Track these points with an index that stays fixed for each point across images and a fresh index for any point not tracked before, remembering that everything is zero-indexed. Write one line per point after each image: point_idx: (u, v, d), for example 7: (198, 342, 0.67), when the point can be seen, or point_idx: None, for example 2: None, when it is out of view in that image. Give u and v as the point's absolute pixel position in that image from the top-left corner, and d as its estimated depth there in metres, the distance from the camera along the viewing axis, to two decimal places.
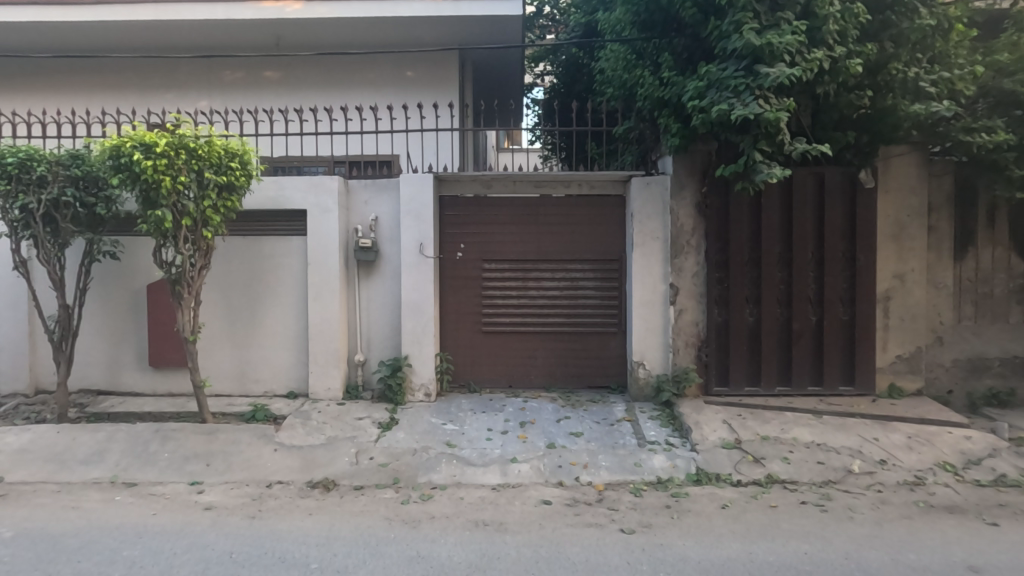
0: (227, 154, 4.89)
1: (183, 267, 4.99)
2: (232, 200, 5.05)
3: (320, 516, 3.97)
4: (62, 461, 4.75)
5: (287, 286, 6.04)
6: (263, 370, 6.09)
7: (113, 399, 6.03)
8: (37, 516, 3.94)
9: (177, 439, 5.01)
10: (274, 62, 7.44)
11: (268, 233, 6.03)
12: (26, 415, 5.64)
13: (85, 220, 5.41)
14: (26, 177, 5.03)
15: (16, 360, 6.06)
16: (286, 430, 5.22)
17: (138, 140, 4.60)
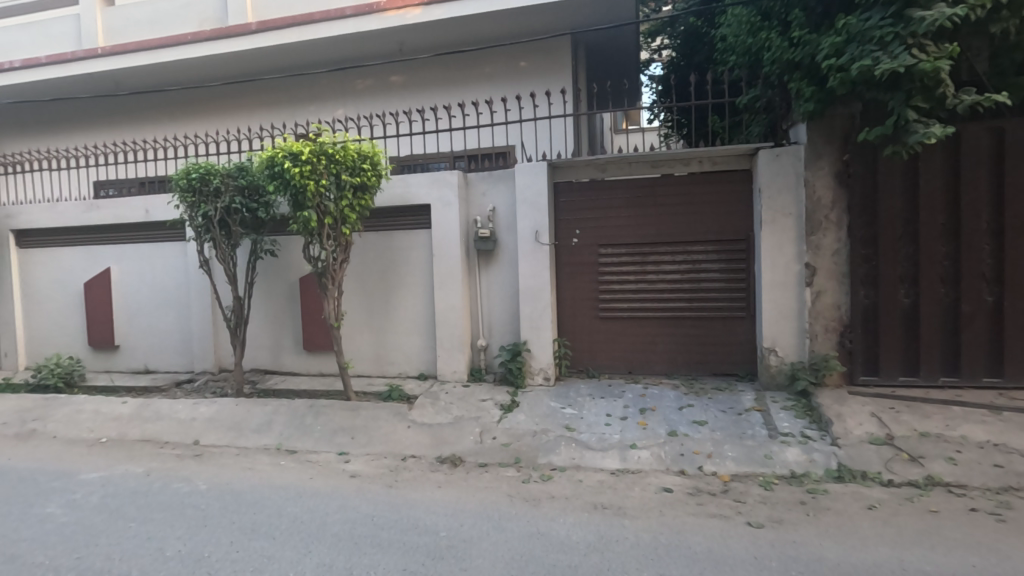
0: (360, 157, 5.39)
1: (327, 261, 5.60)
2: (365, 199, 5.55)
3: (449, 489, 4.27)
4: (240, 429, 5.60)
5: (416, 276, 6.51)
6: (397, 353, 6.63)
7: (277, 377, 6.95)
8: (224, 473, 4.71)
9: (327, 414, 5.67)
10: (399, 67, 7.96)
11: (398, 228, 6.52)
12: (214, 390, 6.71)
13: (250, 223, 6.26)
14: (205, 188, 5.93)
15: (205, 344, 7.23)
16: (418, 408, 5.66)
17: (287, 151, 5.18)
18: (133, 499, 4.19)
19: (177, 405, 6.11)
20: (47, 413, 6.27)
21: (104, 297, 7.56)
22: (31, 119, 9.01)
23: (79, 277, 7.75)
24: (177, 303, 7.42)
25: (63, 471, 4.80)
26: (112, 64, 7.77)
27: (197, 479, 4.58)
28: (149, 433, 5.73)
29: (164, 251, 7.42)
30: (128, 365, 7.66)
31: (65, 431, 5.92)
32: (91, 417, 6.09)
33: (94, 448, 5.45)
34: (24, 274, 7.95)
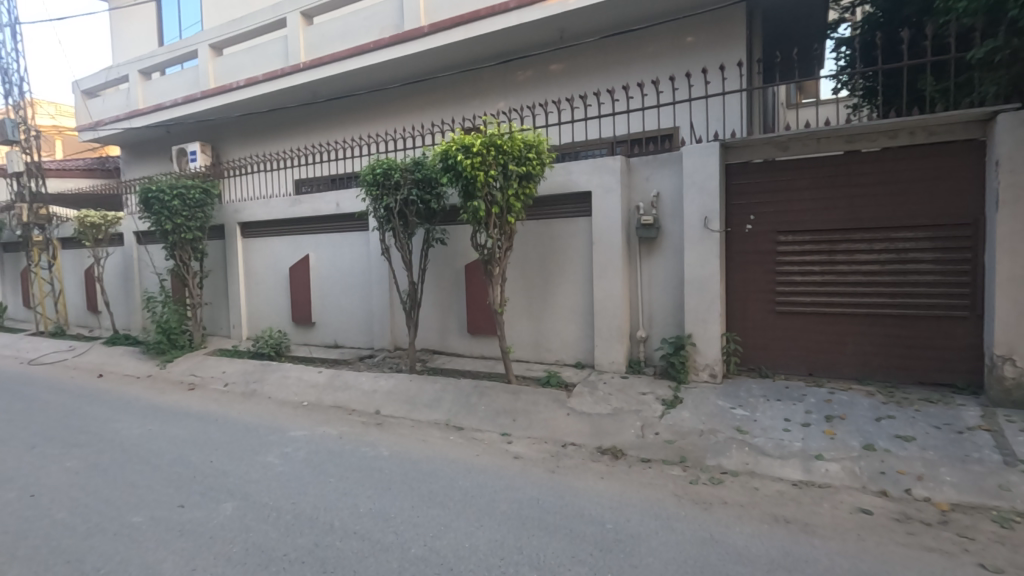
0: (526, 146, 5.49)
1: (493, 249, 5.83)
2: (530, 187, 5.66)
3: (612, 481, 4.20)
4: (414, 403, 6.10)
5: (575, 264, 6.49)
6: (555, 340, 6.70)
7: (444, 357, 7.45)
8: (402, 442, 5.16)
9: (490, 395, 5.92)
10: (559, 55, 7.96)
11: (558, 216, 6.55)
12: (390, 365, 7.40)
13: (424, 214, 6.74)
14: (387, 182, 6.50)
15: (383, 323, 8.01)
16: (576, 396, 5.67)
17: (459, 144, 5.44)
18: (331, 457, 4.77)
19: (361, 377, 6.85)
20: (264, 377, 7.44)
21: (305, 280, 8.73)
22: (251, 129, 10.68)
23: (286, 262, 9.05)
24: (361, 286, 8.31)
25: (278, 428, 5.64)
26: (312, 75, 8.87)
27: (380, 446, 5.08)
28: (340, 400, 6.50)
29: (351, 240, 8.34)
30: (322, 339, 8.78)
31: (277, 393, 6.97)
32: (296, 383, 7.08)
33: (299, 410, 6.33)
34: (246, 259, 9.49)
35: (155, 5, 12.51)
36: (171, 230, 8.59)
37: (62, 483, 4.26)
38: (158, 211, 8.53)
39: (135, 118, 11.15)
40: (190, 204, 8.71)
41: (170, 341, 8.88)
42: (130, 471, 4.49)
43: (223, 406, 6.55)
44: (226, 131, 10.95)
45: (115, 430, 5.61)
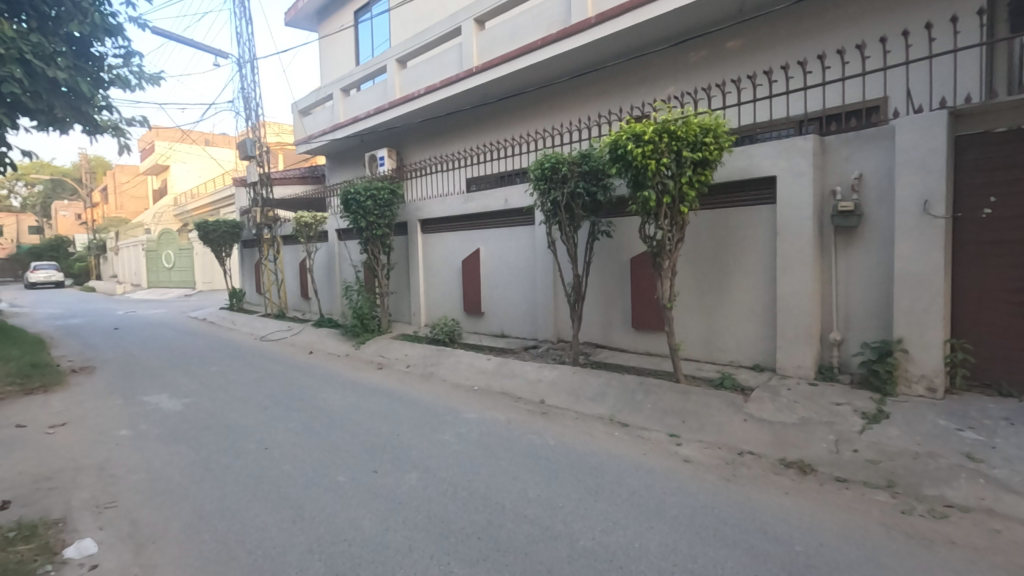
0: (702, 130, 5.16)
1: (662, 240, 5.59)
2: (706, 174, 5.31)
3: (799, 498, 3.76)
4: (578, 396, 6.13)
5: (755, 256, 5.96)
6: (729, 340, 6.22)
7: (607, 351, 7.37)
8: (567, 433, 5.21)
9: (657, 394, 5.70)
10: (738, 30, 7.32)
11: (737, 205, 6.06)
12: (554, 356, 7.53)
13: (590, 206, 6.72)
14: (555, 176, 6.59)
15: (547, 315, 8.20)
16: (755, 402, 5.19)
17: (629, 133, 5.30)
18: (501, 441, 5.00)
19: (527, 367, 7.07)
20: (440, 361, 8.09)
21: (475, 272, 9.28)
22: (430, 133, 11.62)
23: (459, 256, 9.70)
24: (527, 278, 8.58)
25: (452, 409, 6.08)
26: (484, 78, 9.35)
27: (546, 434, 5.19)
28: (507, 387, 6.79)
29: (519, 233, 8.65)
30: (490, 329, 9.27)
31: (451, 376, 7.53)
32: (467, 368, 7.57)
33: (471, 394, 6.76)
34: (425, 253, 10.39)
35: (353, 30, 14.23)
36: (365, 227, 9.73)
37: (286, 440, 5.07)
38: (355, 211, 9.73)
39: (338, 130, 12.83)
40: (380, 204, 9.78)
41: (363, 325, 10.11)
42: (336, 436, 5.19)
43: (406, 385, 7.26)
44: (409, 137, 12.07)
45: (324, 400, 6.54)
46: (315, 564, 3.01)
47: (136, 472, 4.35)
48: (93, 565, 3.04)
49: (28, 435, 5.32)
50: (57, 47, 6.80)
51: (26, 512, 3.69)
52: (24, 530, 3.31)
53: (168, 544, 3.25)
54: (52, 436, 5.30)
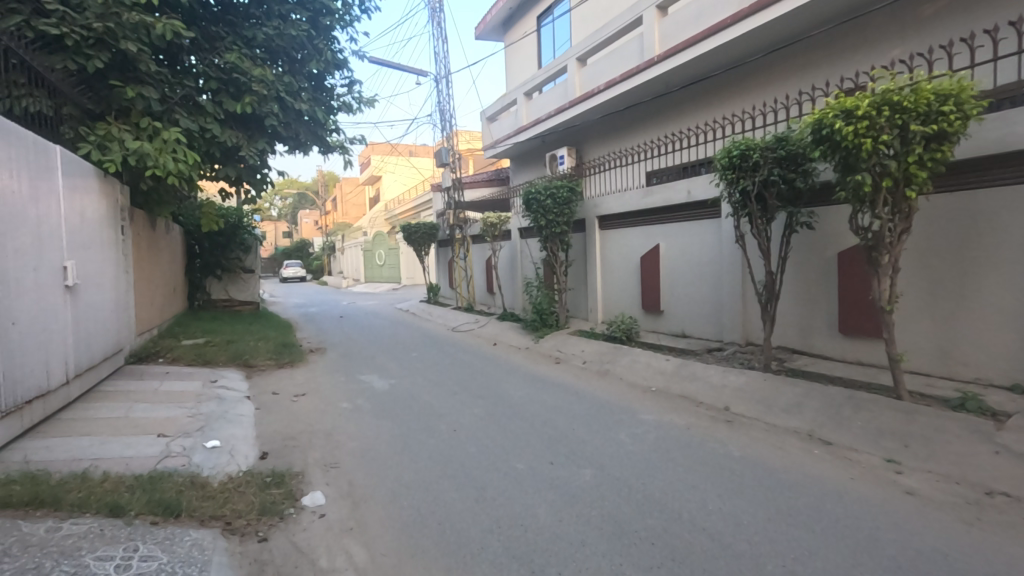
0: (938, 98, 4.28)
1: (880, 231, 4.79)
2: (943, 150, 4.40)
3: None
4: (770, 406, 5.56)
5: (1017, 248, 4.77)
6: (975, 352, 5.06)
7: (806, 358, 6.55)
8: (755, 446, 4.76)
9: (870, 411, 4.90)
10: None
11: (989, 185, 4.91)
12: (741, 360, 6.94)
13: (787, 196, 6.03)
14: (745, 164, 6.05)
15: (734, 316, 7.59)
16: (1012, 431, 4.15)
17: (838, 109, 4.64)
18: (679, 447, 4.77)
19: (709, 370, 6.63)
20: (616, 359, 8.00)
21: (655, 268, 8.98)
22: (609, 128, 11.53)
23: (637, 252, 9.49)
24: (712, 275, 8.03)
25: (628, 408, 5.98)
26: (665, 66, 8.98)
27: (731, 444, 4.81)
28: (687, 390, 6.45)
29: (703, 228, 8.14)
30: (670, 328, 8.88)
31: (627, 375, 7.41)
32: (644, 368, 7.38)
33: (648, 395, 6.56)
34: (602, 250, 10.36)
35: (536, 35, 14.78)
36: (545, 225, 10.06)
37: (472, 425, 5.50)
38: (536, 210, 10.11)
39: (521, 133, 13.45)
40: (560, 202, 10.02)
41: (542, 320, 10.49)
42: (516, 425, 5.47)
43: (582, 382, 7.34)
44: (588, 134, 12.14)
45: (505, 390, 6.94)
46: (494, 543, 3.22)
47: (353, 440, 5.12)
48: (322, 514, 3.66)
49: (280, 401, 6.60)
50: (301, 84, 8.28)
51: (278, 463, 4.59)
52: (276, 477, 4.13)
53: (376, 505, 3.76)
54: (296, 403, 6.50)
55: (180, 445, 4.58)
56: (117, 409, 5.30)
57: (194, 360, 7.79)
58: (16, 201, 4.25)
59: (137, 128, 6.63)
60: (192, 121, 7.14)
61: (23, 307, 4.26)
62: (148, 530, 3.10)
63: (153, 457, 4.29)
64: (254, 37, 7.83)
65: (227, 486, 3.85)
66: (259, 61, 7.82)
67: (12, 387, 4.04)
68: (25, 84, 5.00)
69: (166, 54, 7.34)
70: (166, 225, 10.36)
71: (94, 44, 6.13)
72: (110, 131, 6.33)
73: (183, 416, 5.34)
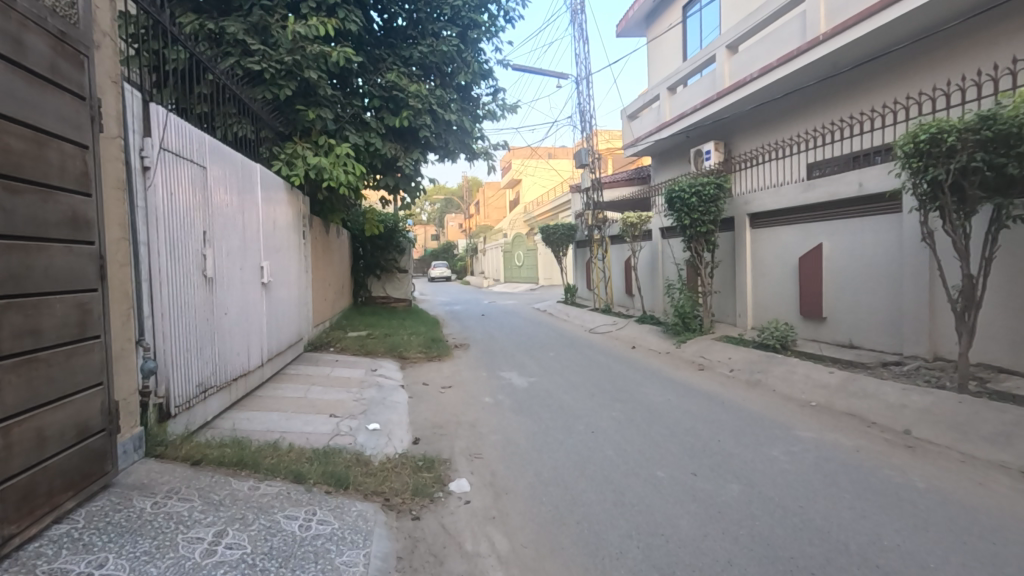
0: None
1: None
2: None
3: None
4: (966, 433, 4.71)
5: None
6: None
7: (1017, 379, 5.45)
8: (945, 478, 4.08)
9: None
10: None
11: None
12: (927, 378, 5.97)
13: (995, 185, 5.09)
14: (936, 150, 5.20)
15: (919, 326, 6.58)
16: None
17: None
18: (843, 470, 4.26)
19: (885, 388, 5.81)
20: (769, 368, 7.38)
21: (816, 270, 8.11)
22: (762, 118, 10.64)
23: (796, 252, 8.64)
24: (891, 279, 7.03)
25: (783, 423, 5.47)
26: (832, 46, 8.05)
27: (913, 474, 4.17)
28: (855, 408, 5.72)
29: (879, 224, 7.16)
30: (834, 337, 7.95)
31: (782, 386, 6.78)
32: (803, 380, 6.70)
33: (807, 410, 5.94)
34: (753, 250, 9.60)
35: (681, 26, 14.18)
36: (689, 224, 9.59)
37: (609, 428, 5.44)
38: (679, 208, 9.70)
39: (664, 130, 12.99)
40: (706, 200, 9.47)
41: (684, 324, 10.03)
42: (656, 432, 5.29)
43: (729, 391, 6.87)
44: (738, 126, 11.31)
45: (645, 395, 6.75)
46: (633, 550, 3.15)
47: (495, 434, 5.35)
48: (467, 501, 3.87)
49: (430, 392, 7.12)
50: (451, 96, 8.81)
51: (428, 449, 4.96)
52: (427, 462, 4.46)
53: (517, 498, 3.89)
54: (443, 395, 6.96)
55: (347, 426, 5.16)
56: (299, 390, 6.13)
57: (358, 350, 8.72)
58: (228, 212, 5.12)
59: (315, 146, 7.58)
60: (359, 137, 8.02)
61: (232, 300, 5.11)
62: (323, 497, 3.54)
63: (327, 434, 4.89)
64: (411, 56, 8.49)
65: (386, 466, 4.25)
66: (415, 78, 8.49)
67: (225, 366, 4.88)
68: (235, 113, 6.00)
69: (339, 78, 8.23)
70: (337, 229, 11.72)
71: (285, 75, 7.13)
72: (296, 149, 7.32)
73: (350, 399, 6.02)
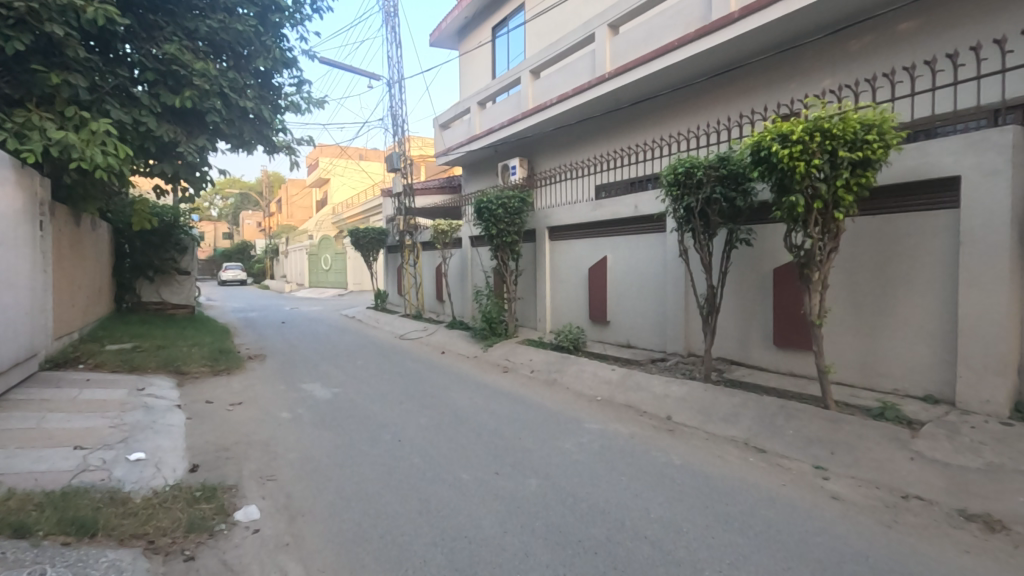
0: (863, 127, 4.73)
1: (812, 250, 5.23)
2: (867, 176, 4.84)
3: (983, 559, 3.14)
4: (709, 415, 5.75)
5: (928, 267, 5.25)
6: (893, 364, 5.52)
7: (743, 369, 6.85)
8: (695, 454, 4.91)
9: (801, 419, 5.16)
10: (915, 10, 6.29)
11: (906, 210, 5.38)
12: (683, 370, 7.15)
13: (728, 214, 6.32)
14: (689, 181, 6.28)
15: (677, 327, 7.85)
16: (925, 439, 4.48)
17: (776, 133, 5.01)
18: (621, 455, 4.85)
19: (653, 381, 6.81)
20: (563, 368, 8.11)
21: (602, 279, 9.17)
22: (560, 140, 11.70)
23: (586, 263, 9.66)
24: (658, 288, 8.27)
25: (575, 418, 6.03)
26: (616, 84, 9.20)
27: (672, 453, 4.93)
28: (631, 400, 6.59)
29: (650, 241, 8.38)
30: (616, 339, 9.07)
31: (574, 384, 7.49)
32: (591, 377, 7.49)
33: (593, 404, 6.65)
34: (552, 260, 10.48)
35: (491, 46, 14.87)
36: (496, 234, 10.06)
37: (417, 435, 5.41)
38: (487, 218, 10.12)
39: (474, 142, 13.48)
40: (511, 212, 10.06)
41: (491, 328, 10.52)
42: (463, 435, 5.41)
43: (530, 391, 7.36)
44: (539, 145, 12.27)
45: (453, 399, 6.87)
46: (437, 557, 3.15)
47: (292, 452, 4.92)
48: (256, 529, 3.49)
49: (214, 410, 6.27)
50: (247, 81, 7.95)
51: (210, 476, 4.35)
52: (207, 491, 3.91)
53: (315, 518, 3.63)
54: (232, 412, 6.19)
55: (99, 458, 4.27)
56: (28, 419, 4.89)
57: (119, 366, 7.29)
58: None
59: (61, 118, 6.16)
60: (125, 113, 6.76)
61: None
62: (58, 551, 2.86)
63: (68, 471, 3.98)
64: (197, 29, 7.46)
65: (152, 501, 3.61)
66: (201, 54, 7.47)
67: None
68: None
69: (97, 41, 6.87)
70: (92, 221, 9.71)
71: (14, 24, 5.70)
72: (30, 119, 5.89)
73: (105, 426, 4.99)
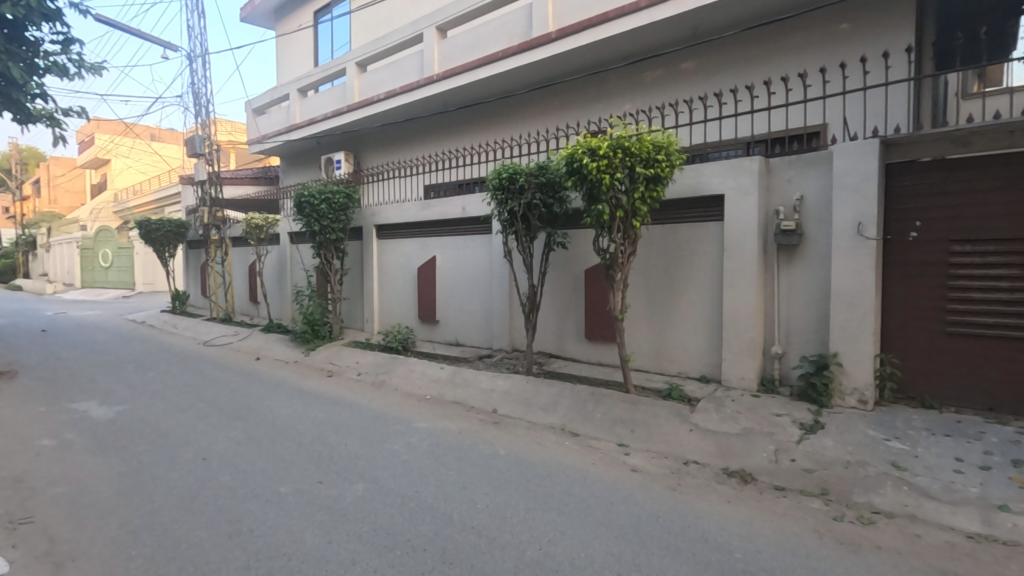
0: (655, 148, 5.48)
1: (615, 253, 5.90)
2: (657, 190, 5.62)
3: (739, 506, 3.87)
4: (531, 405, 6.15)
5: (702, 269, 6.27)
6: (677, 350, 6.50)
7: (559, 361, 7.47)
8: (518, 443, 5.21)
9: (607, 403, 5.80)
10: (693, 53, 7.46)
11: (687, 220, 6.37)
12: (508, 365, 7.54)
13: (547, 218, 6.83)
14: (512, 187, 6.64)
15: (502, 325, 8.24)
16: (700, 412, 5.35)
17: (586, 147, 5.55)
18: (450, 451, 4.95)
19: (480, 376, 7.05)
20: (392, 368, 7.97)
21: (431, 279, 9.22)
22: (388, 137, 11.47)
23: (414, 263, 9.62)
24: (484, 287, 8.59)
25: (403, 418, 5.98)
26: (444, 86, 9.31)
27: (497, 444, 5.17)
28: (459, 396, 6.75)
29: (476, 242, 8.67)
30: (444, 337, 9.18)
31: (402, 385, 7.42)
32: (420, 377, 7.48)
33: (422, 403, 6.67)
34: (379, 258, 10.23)
35: (312, 30, 13.97)
36: (319, 230, 9.50)
37: (225, 451, 4.87)
38: (307, 214, 9.49)
39: (292, 131, 12.53)
40: (335, 208, 9.56)
41: (314, 332, 9.84)
42: (280, 446, 5.01)
43: (357, 394, 7.09)
44: (366, 140, 11.88)
45: (268, 408, 6.32)
46: None
47: (56, 486, 4.07)
48: None
49: None
50: None
51: None
52: None
53: (90, 561, 3.06)
54: None
55: None
56: None
57: None
58: None
59: None
60: None
61: None
62: None
63: None
64: None
65: None
66: None
67: None
68: None
69: None
70: None
71: None
72: None
73: None
